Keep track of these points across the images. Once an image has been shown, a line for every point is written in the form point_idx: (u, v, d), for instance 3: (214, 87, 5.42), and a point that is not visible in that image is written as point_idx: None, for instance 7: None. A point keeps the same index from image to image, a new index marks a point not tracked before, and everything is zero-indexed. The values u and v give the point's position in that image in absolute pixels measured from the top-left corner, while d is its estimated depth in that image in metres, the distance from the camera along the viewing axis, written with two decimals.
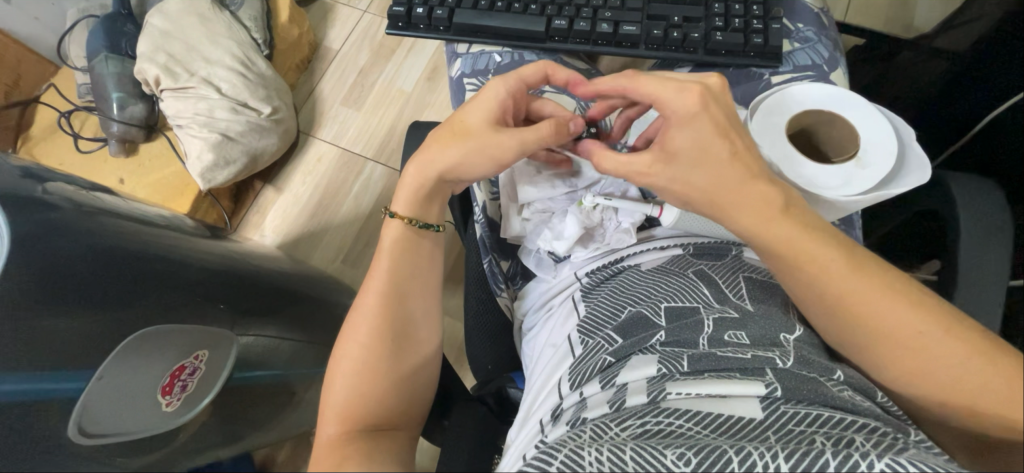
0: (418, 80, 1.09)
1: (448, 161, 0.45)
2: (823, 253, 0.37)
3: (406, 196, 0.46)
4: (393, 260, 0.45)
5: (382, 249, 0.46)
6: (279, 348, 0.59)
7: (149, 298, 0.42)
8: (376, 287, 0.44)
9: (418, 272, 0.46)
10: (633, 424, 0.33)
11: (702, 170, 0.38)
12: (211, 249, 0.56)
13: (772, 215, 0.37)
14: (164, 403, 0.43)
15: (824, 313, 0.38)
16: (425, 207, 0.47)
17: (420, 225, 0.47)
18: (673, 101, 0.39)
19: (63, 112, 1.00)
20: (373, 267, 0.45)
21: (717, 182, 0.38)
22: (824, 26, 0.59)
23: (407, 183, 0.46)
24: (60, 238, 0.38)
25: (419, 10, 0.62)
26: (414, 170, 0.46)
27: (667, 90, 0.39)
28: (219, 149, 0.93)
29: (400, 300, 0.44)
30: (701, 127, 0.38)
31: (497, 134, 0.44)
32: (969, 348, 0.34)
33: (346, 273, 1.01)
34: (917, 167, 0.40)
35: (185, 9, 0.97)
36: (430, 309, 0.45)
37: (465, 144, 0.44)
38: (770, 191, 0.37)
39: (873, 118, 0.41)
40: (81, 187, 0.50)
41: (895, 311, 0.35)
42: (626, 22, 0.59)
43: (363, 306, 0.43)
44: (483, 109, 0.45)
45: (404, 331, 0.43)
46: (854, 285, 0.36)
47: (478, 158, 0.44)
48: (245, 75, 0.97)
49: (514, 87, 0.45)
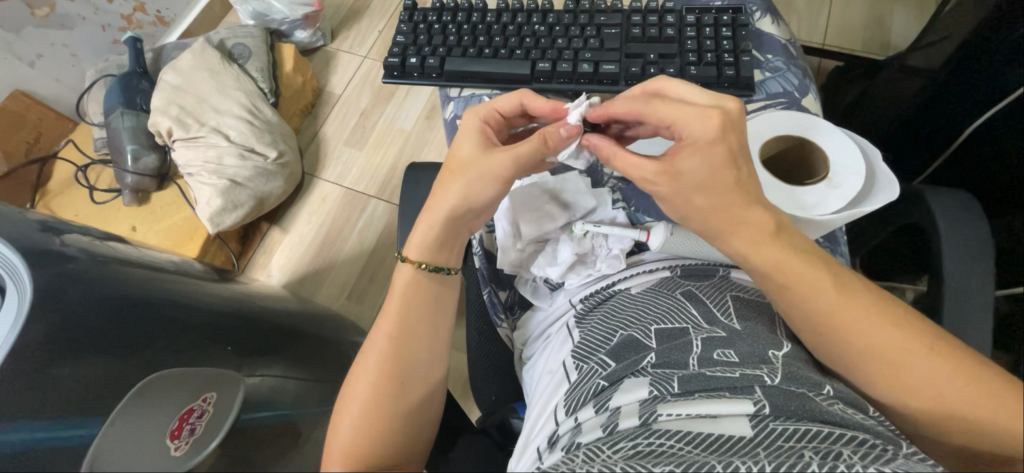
0: (417, 119, 1.14)
1: (470, 193, 0.46)
2: (808, 273, 0.39)
3: (419, 238, 0.47)
4: (403, 301, 0.46)
5: (392, 291, 0.47)
6: (285, 389, 0.55)
7: (159, 344, 0.43)
8: (386, 327, 0.45)
9: (427, 312, 0.46)
10: (625, 446, 0.34)
11: (700, 193, 0.40)
12: (220, 293, 0.58)
13: (761, 239, 0.39)
14: (172, 447, 0.37)
15: (810, 330, 0.39)
16: (436, 252, 0.48)
17: (430, 269, 0.47)
18: (694, 126, 0.39)
19: (80, 166, 1.05)
20: (384, 307, 0.47)
21: (715, 208, 0.40)
22: (793, 55, 0.62)
23: (420, 227, 0.47)
24: (76, 288, 0.41)
25: (412, 59, 0.67)
26: (427, 216, 0.47)
27: (689, 116, 0.40)
28: (227, 194, 0.97)
29: (409, 341, 0.44)
30: (715, 153, 0.39)
31: (490, 156, 0.46)
32: (954, 369, 0.35)
33: (352, 309, 1.03)
34: (886, 185, 0.46)
35: (196, 66, 1.04)
36: (438, 351, 0.46)
37: (489, 177, 0.46)
38: (757, 215, 0.39)
39: (842, 144, 0.47)
40: (95, 238, 0.53)
41: (880, 329, 0.37)
42: (605, 61, 0.63)
43: (372, 348, 0.44)
44: (469, 139, 0.48)
45: (410, 371, 0.43)
46: (843, 305, 0.38)
47: (481, 184, 0.46)
48: (252, 122, 1.02)
49: (485, 114, 0.49)
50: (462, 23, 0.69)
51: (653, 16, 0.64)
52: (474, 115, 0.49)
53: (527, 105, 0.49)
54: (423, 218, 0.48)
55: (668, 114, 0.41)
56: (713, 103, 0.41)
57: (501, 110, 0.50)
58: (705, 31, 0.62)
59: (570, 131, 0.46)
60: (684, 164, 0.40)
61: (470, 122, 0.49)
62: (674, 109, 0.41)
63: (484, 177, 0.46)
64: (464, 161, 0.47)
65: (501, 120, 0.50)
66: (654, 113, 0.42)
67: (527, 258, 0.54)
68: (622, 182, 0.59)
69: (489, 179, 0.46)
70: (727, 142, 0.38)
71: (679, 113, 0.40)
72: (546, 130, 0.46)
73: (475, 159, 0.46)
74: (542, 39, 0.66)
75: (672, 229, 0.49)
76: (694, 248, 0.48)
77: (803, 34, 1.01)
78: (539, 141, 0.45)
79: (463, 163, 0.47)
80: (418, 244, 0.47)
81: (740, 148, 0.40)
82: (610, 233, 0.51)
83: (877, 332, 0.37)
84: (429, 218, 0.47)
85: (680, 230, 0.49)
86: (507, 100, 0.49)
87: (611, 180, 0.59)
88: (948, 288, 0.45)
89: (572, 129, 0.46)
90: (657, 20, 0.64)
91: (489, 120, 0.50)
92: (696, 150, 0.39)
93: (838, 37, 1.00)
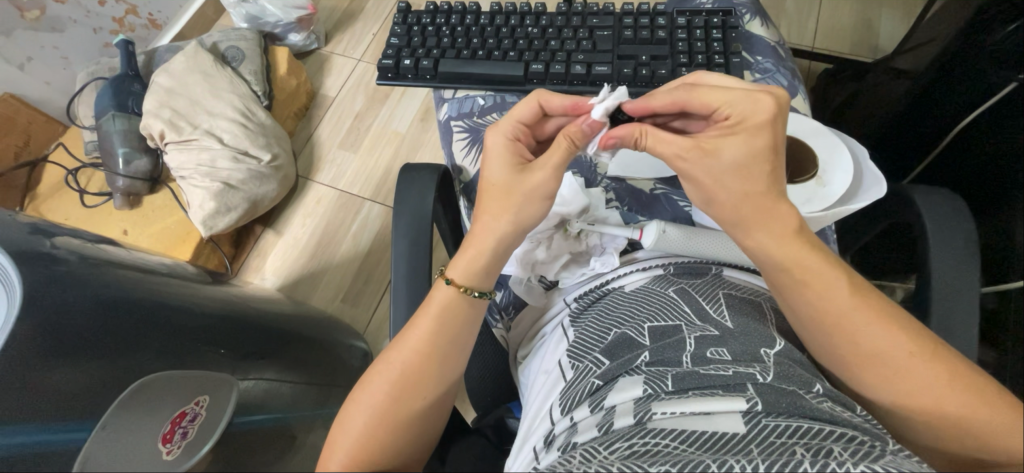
0: (412, 121, 1.14)
1: (522, 217, 0.45)
2: (827, 275, 0.39)
3: (464, 263, 0.45)
4: (437, 319, 0.44)
5: (427, 308, 0.45)
6: (280, 391, 0.57)
7: (149, 348, 0.43)
8: (409, 339, 0.43)
9: (454, 327, 0.44)
10: (621, 446, 0.34)
11: (733, 176, 0.40)
12: (214, 295, 0.58)
13: (786, 234, 0.39)
14: (163, 451, 0.36)
15: (818, 332, 0.39)
16: (484, 277, 0.46)
17: (476, 294, 0.45)
18: (742, 106, 0.39)
19: (70, 170, 1.04)
20: (415, 321, 0.44)
21: (748, 194, 0.40)
22: (781, 57, 0.64)
23: (469, 252, 0.46)
24: (66, 288, 0.40)
25: (406, 61, 0.67)
26: (476, 241, 0.46)
27: (736, 98, 0.39)
28: (221, 197, 0.96)
29: (433, 357, 0.43)
30: (758, 139, 0.39)
31: (526, 176, 0.44)
32: (952, 378, 0.36)
33: (347, 312, 1.02)
34: (873, 182, 0.50)
35: (189, 68, 1.03)
36: (454, 366, 0.44)
37: (535, 198, 0.44)
38: (784, 212, 0.40)
39: (830, 147, 0.51)
40: (87, 240, 0.53)
41: (888, 333, 0.37)
42: (598, 63, 0.64)
43: (389, 355, 0.44)
44: (501, 162, 0.46)
45: (424, 379, 0.42)
46: (853, 310, 0.38)
47: (531, 204, 0.44)
48: (246, 125, 1.01)
49: (509, 130, 0.48)
50: (455, 25, 0.69)
51: (645, 18, 0.65)
52: (498, 134, 0.47)
53: (546, 105, 0.48)
54: (471, 246, 0.46)
55: (715, 98, 0.40)
56: (762, 89, 0.40)
57: (523, 120, 0.48)
58: (696, 33, 0.63)
59: (592, 124, 0.45)
60: (723, 147, 0.39)
61: (497, 143, 0.47)
62: (722, 93, 0.40)
63: (533, 197, 0.44)
64: (502, 185, 0.45)
65: (526, 130, 0.49)
66: (698, 101, 0.41)
67: (534, 256, 0.54)
68: (615, 182, 0.61)
69: (538, 198, 0.44)
70: (774, 129, 0.38)
71: (728, 96, 0.40)
72: (567, 130, 0.44)
73: (515, 180, 0.45)
74: (535, 41, 0.67)
75: (665, 226, 0.50)
76: (682, 247, 0.50)
77: (792, 38, 1.03)
78: (568, 144, 0.44)
79: (502, 186, 0.45)
80: (464, 272, 0.45)
81: (782, 140, 0.40)
82: (604, 232, 0.54)
83: (885, 337, 0.37)
84: (478, 244, 0.45)
85: (673, 227, 0.50)
86: (525, 108, 0.48)
87: (605, 181, 0.61)
88: (936, 285, 0.46)
89: (595, 123, 0.45)
90: (648, 22, 0.65)
91: (514, 134, 0.48)
92: (740, 133, 0.39)
93: (827, 40, 1.02)
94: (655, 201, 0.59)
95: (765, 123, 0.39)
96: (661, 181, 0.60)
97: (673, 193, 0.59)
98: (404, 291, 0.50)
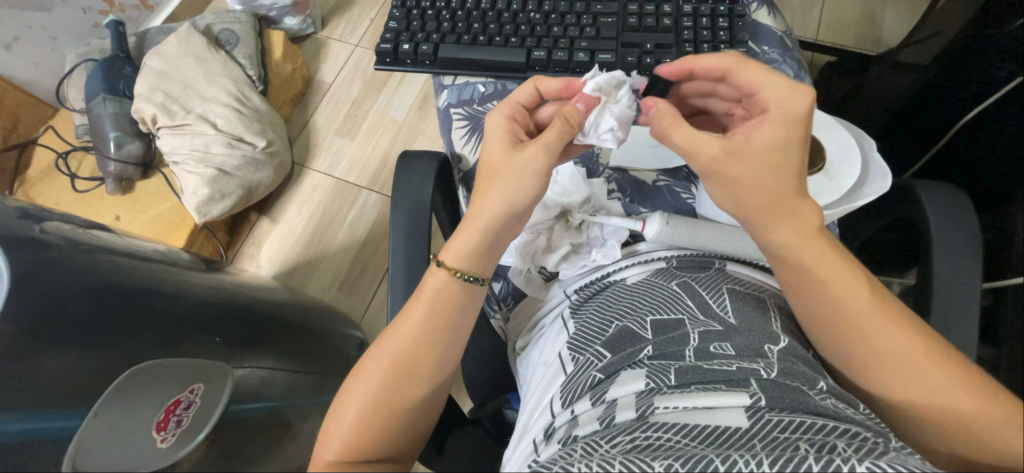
0: (410, 108, 1.12)
1: (514, 197, 0.43)
2: (843, 276, 0.38)
3: (457, 246, 0.44)
4: (428, 305, 0.43)
5: (420, 296, 0.44)
6: (275, 380, 0.57)
7: (144, 334, 0.41)
8: (407, 329, 0.43)
9: (453, 320, 0.43)
10: (623, 440, 0.33)
11: (771, 173, 0.39)
12: (208, 283, 0.57)
13: (809, 233, 0.39)
14: (158, 439, 0.38)
15: (829, 336, 0.39)
16: (474, 259, 0.45)
17: (466, 278, 0.44)
18: (785, 94, 0.39)
19: (60, 154, 1.02)
20: (410, 310, 0.44)
21: (781, 190, 0.39)
22: (788, 48, 0.63)
23: (462, 235, 0.45)
24: (59, 273, 0.39)
25: (405, 45, 0.66)
26: (468, 223, 0.45)
27: (777, 81, 0.40)
28: (215, 183, 0.94)
29: (430, 349, 0.42)
30: (794, 133, 0.39)
31: (520, 154, 0.44)
32: (961, 381, 0.36)
33: (342, 301, 1.01)
34: (879, 177, 0.50)
35: (182, 50, 1.01)
36: (455, 356, 0.44)
37: (527, 177, 0.43)
38: (808, 212, 0.39)
39: (839, 139, 0.51)
40: (77, 225, 0.51)
41: (900, 333, 0.37)
42: (601, 51, 0.62)
43: (384, 345, 0.43)
44: (498, 141, 0.45)
45: (421, 371, 0.42)
46: (865, 312, 0.38)
47: (522, 186, 0.43)
48: (240, 110, 0.99)
49: (509, 111, 0.47)
50: (456, 9, 0.68)
51: (651, 5, 0.63)
52: (497, 114, 0.47)
53: (543, 89, 0.48)
54: (463, 227, 0.45)
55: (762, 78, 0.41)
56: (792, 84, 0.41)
57: (522, 103, 0.48)
58: (702, 21, 0.62)
59: (587, 101, 0.46)
60: (758, 138, 0.39)
61: (494, 122, 0.46)
62: (769, 75, 0.40)
63: (522, 174, 0.43)
64: (496, 165, 0.44)
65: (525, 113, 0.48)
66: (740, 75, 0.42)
67: (535, 247, 0.54)
68: (617, 173, 0.60)
69: (530, 176, 0.43)
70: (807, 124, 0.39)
71: (773, 81, 0.40)
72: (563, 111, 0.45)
73: (509, 160, 0.44)
74: (538, 27, 0.65)
75: (667, 219, 0.51)
76: (686, 241, 0.50)
77: (797, 30, 1.01)
78: (563, 123, 0.44)
79: (496, 167, 0.44)
80: (455, 254, 0.44)
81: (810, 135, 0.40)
82: (606, 224, 0.54)
83: (906, 341, 0.37)
84: (470, 227, 0.45)
85: (675, 220, 0.51)
86: (522, 90, 0.48)
87: (607, 171, 0.60)
88: (937, 281, 0.46)
89: (589, 100, 0.46)
90: (654, 9, 0.63)
91: (515, 115, 0.47)
92: (778, 125, 0.39)
93: (832, 33, 1.01)
94: (657, 193, 0.59)
95: (800, 117, 0.39)
96: (664, 173, 0.59)
97: (676, 185, 0.59)
98: (402, 281, 0.49)
